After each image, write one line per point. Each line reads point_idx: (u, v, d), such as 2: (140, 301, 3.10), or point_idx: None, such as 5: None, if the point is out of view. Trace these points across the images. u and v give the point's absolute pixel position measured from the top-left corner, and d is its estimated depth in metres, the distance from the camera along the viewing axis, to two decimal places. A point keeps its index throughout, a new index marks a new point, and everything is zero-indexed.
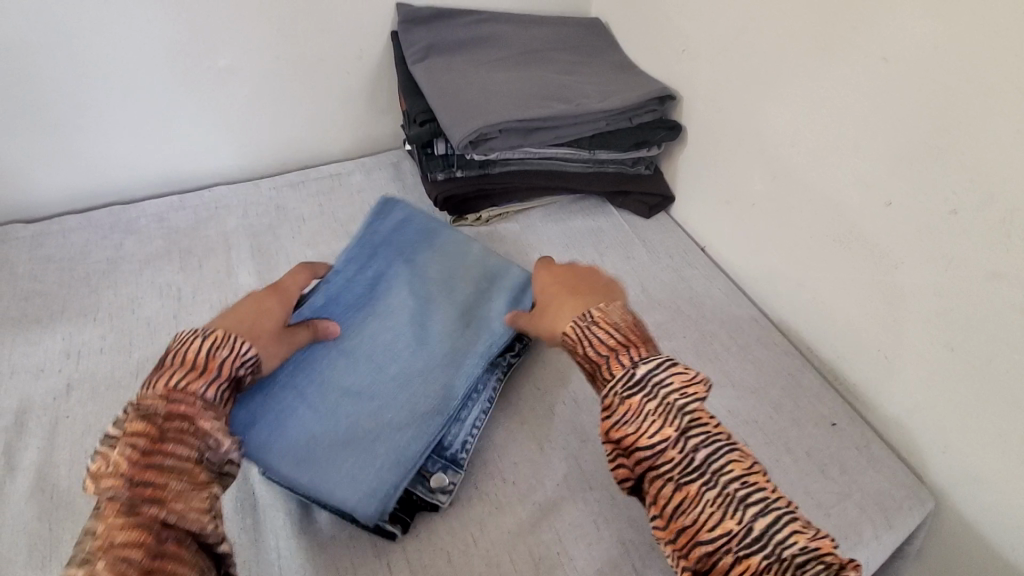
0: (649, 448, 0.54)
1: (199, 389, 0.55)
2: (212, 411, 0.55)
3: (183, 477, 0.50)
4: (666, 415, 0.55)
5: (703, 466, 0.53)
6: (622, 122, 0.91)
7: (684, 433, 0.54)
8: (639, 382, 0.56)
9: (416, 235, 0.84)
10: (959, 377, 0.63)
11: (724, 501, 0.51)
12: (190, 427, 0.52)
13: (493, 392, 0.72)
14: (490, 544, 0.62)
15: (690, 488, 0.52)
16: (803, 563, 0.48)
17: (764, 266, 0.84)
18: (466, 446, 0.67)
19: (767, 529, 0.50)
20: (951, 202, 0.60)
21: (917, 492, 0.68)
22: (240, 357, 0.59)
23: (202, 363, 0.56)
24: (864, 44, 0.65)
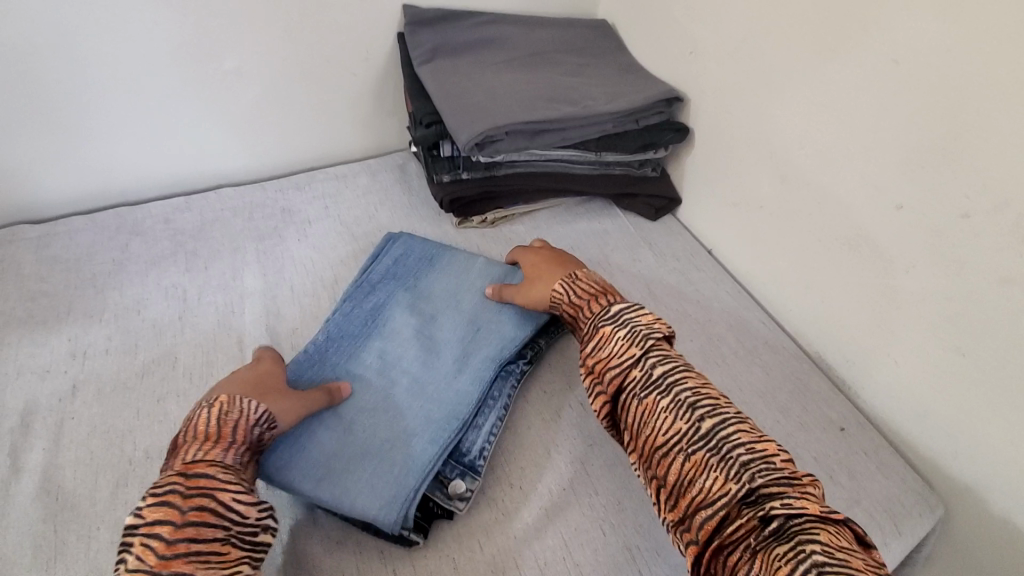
0: (619, 366, 0.61)
1: (217, 458, 0.55)
2: (233, 480, 0.54)
3: (208, 557, 0.49)
4: (633, 337, 0.62)
5: (661, 379, 0.59)
6: (629, 124, 0.91)
7: (647, 353, 0.61)
8: (612, 316, 0.65)
9: (415, 263, 0.84)
10: (970, 383, 0.63)
11: (678, 407, 0.57)
12: (211, 502, 0.52)
13: (507, 401, 0.72)
14: (496, 549, 0.62)
15: (649, 400, 0.59)
16: (748, 461, 0.52)
17: (771, 269, 0.84)
18: (485, 452, 0.67)
19: (715, 428, 0.55)
20: (963, 206, 0.60)
21: (926, 498, 0.67)
22: (252, 416, 0.60)
23: (217, 432, 0.57)
24: (875, 46, 0.64)
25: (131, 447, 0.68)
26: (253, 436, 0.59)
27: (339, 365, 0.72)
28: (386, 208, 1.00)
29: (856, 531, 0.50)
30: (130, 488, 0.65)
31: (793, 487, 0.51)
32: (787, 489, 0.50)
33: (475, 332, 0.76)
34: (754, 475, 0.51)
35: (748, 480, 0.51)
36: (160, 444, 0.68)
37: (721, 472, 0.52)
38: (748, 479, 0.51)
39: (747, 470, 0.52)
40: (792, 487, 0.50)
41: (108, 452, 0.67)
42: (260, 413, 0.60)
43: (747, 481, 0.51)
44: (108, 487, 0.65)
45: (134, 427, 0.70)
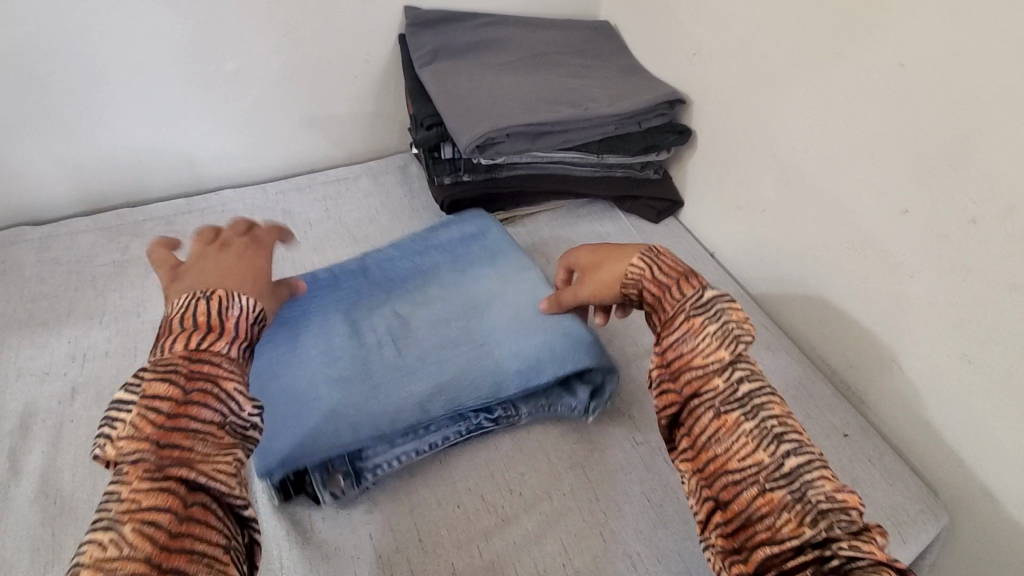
0: (700, 368, 0.52)
1: (219, 351, 0.48)
2: (236, 372, 0.49)
3: (208, 436, 0.45)
4: (723, 339, 0.52)
5: (747, 397, 0.50)
6: (630, 126, 0.91)
7: (736, 362, 0.52)
8: (703, 305, 0.55)
9: (478, 250, 0.84)
10: (976, 390, 0.62)
11: (761, 435, 0.48)
12: (213, 388, 0.46)
13: (449, 439, 0.68)
14: (495, 556, 0.61)
15: (729, 417, 0.50)
16: (828, 509, 0.44)
17: (775, 273, 0.83)
18: (377, 470, 0.65)
19: (799, 471, 0.46)
20: (970, 212, 0.59)
21: (931, 506, 0.66)
22: (253, 313, 0.53)
23: (218, 324, 0.50)
24: (880, 48, 0.64)
25: None
26: (253, 331, 0.53)
27: (358, 299, 0.76)
28: (387, 210, 0.99)
29: None
30: None
31: (875, 542, 0.43)
32: (868, 547, 0.43)
33: (472, 352, 0.71)
34: (833, 527, 0.43)
35: (827, 537, 0.43)
36: None
37: (795, 516, 0.44)
38: (826, 530, 0.43)
39: (829, 523, 0.44)
40: (876, 544, 0.43)
41: None
42: (263, 310, 0.54)
43: (824, 532, 0.43)
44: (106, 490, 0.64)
45: None
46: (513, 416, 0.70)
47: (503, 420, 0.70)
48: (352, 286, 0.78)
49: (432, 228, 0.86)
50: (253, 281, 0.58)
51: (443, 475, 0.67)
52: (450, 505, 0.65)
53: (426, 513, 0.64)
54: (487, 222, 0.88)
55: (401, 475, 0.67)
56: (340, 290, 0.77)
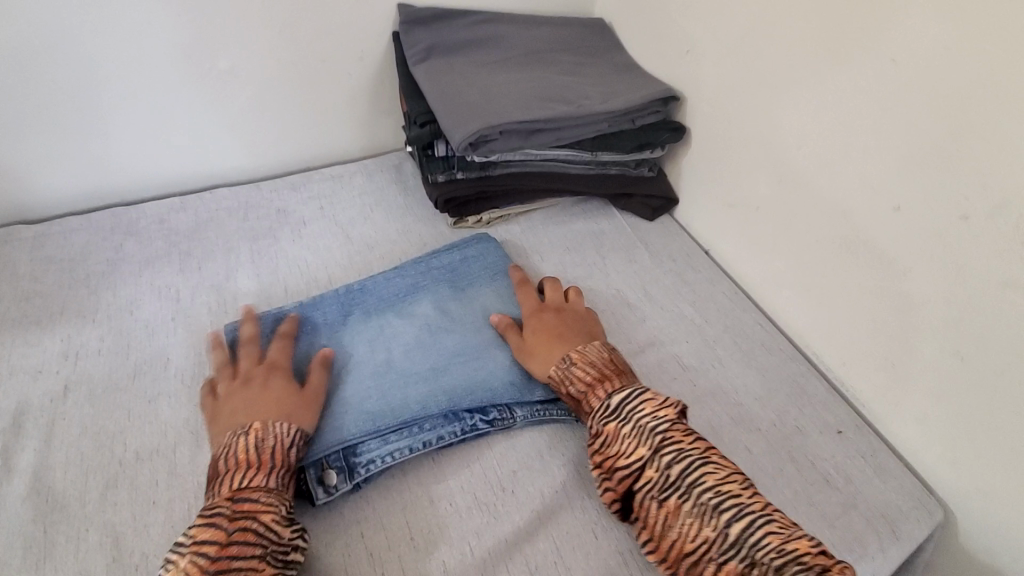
0: (629, 466, 0.60)
1: (262, 485, 0.56)
2: (276, 503, 0.56)
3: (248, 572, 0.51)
4: (640, 436, 0.61)
5: (677, 480, 0.58)
6: (624, 123, 0.90)
7: (658, 451, 0.60)
8: (612, 410, 0.63)
9: (478, 270, 0.85)
10: (969, 387, 0.62)
11: (699, 512, 0.56)
12: (254, 525, 0.53)
13: (444, 439, 0.67)
14: (487, 553, 0.61)
15: (670, 502, 0.57)
16: (782, 563, 0.51)
17: (768, 270, 0.83)
18: (370, 465, 0.64)
19: (743, 533, 0.54)
20: (962, 208, 0.59)
21: (924, 503, 0.66)
22: (289, 438, 0.61)
23: (257, 459, 0.58)
24: (871, 45, 0.63)
25: (122, 448, 0.68)
26: (293, 458, 0.60)
27: (349, 312, 0.78)
28: (381, 208, 0.99)
29: None
30: (119, 489, 0.64)
31: None
32: None
33: (469, 361, 0.73)
34: None
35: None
36: (150, 445, 0.68)
37: None
38: None
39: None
40: None
41: (99, 453, 0.67)
42: (295, 433, 0.61)
43: None
44: (98, 488, 0.64)
45: (125, 428, 0.69)
46: (508, 420, 0.70)
47: (499, 423, 0.70)
48: (343, 300, 0.79)
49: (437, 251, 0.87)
50: (285, 406, 0.63)
51: (435, 472, 0.67)
52: (443, 503, 0.64)
53: (418, 510, 0.64)
54: (491, 243, 0.89)
55: (393, 473, 0.67)
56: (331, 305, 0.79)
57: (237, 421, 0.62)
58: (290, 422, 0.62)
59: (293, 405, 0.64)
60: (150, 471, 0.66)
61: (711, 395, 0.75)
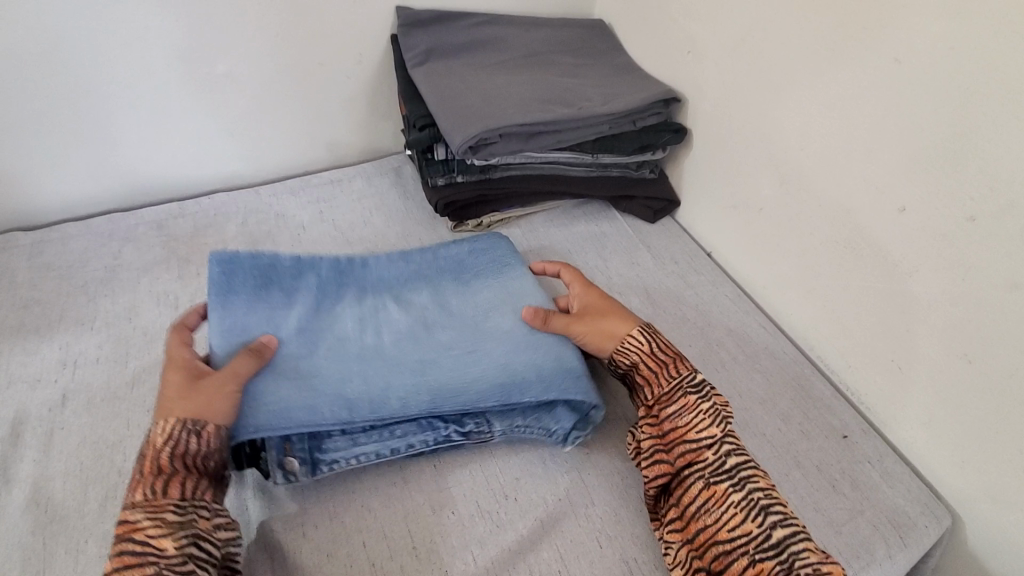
0: (693, 442, 0.62)
1: (132, 501, 0.54)
2: (152, 513, 0.53)
3: None
4: (716, 417, 0.63)
5: (734, 470, 0.60)
6: (625, 125, 0.89)
7: (724, 438, 0.62)
8: (697, 386, 0.65)
9: (483, 265, 0.83)
10: (976, 390, 0.61)
11: (749, 506, 0.57)
12: (130, 546, 0.51)
13: (413, 446, 0.66)
14: (490, 563, 0.60)
15: (719, 488, 0.59)
16: None
17: (771, 272, 0.82)
18: (333, 463, 0.64)
19: (783, 540, 0.55)
20: (967, 209, 0.58)
21: (932, 508, 0.66)
22: (161, 438, 0.56)
23: (136, 475, 0.55)
24: (877, 45, 0.63)
25: (121, 457, 0.67)
26: (178, 457, 0.56)
27: (345, 289, 0.78)
28: (381, 212, 0.99)
29: None
30: (118, 500, 0.64)
31: None
32: None
33: (462, 359, 0.70)
34: None
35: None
36: None
37: None
38: None
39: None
40: None
41: (98, 462, 0.66)
42: (174, 429, 0.57)
43: None
44: (97, 498, 0.64)
45: (124, 437, 0.69)
46: (486, 432, 0.68)
47: (475, 435, 0.67)
48: (344, 279, 0.79)
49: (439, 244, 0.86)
50: (172, 404, 0.59)
51: (437, 479, 0.66)
52: (445, 511, 0.64)
53: (420, 518, 0.63)
54: (497, 239, 0.87)
55: (395, 481, 0.66)
56: (329, 281, 0.78)
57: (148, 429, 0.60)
58: (172, 418, 0.57)
59: (188, 399, 0.59)
60: None
61: None
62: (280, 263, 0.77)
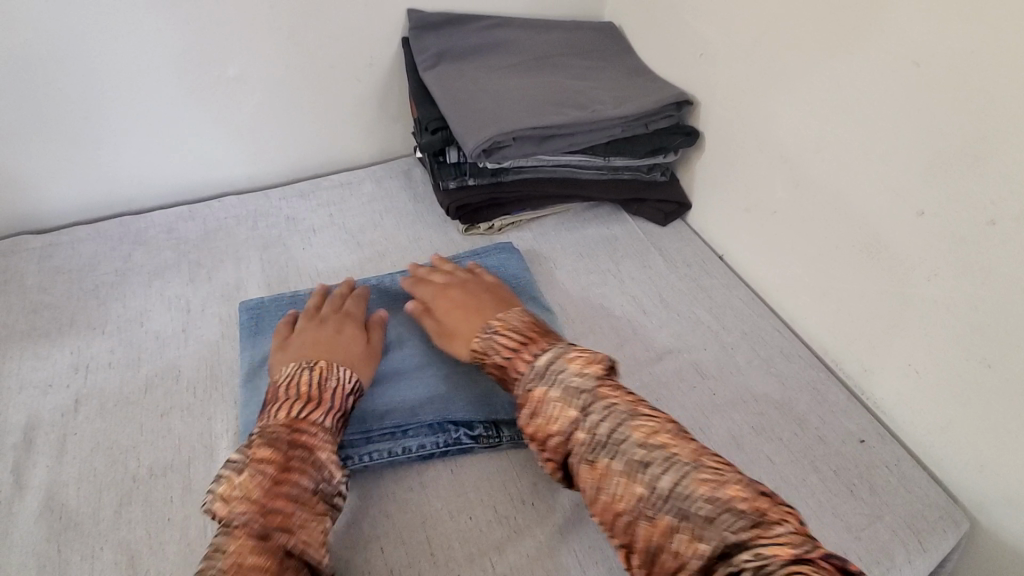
0: (560, 430, 0.56)
1: (314, 420, 0.58)
2: (329, 441, 0.58)
3: (314, 461, 0.55)
4: (568, 395, 0.56)
5: (606, 438, 0.53)
6: (638, 127, 0.89)
7: (586, 411, 0.55)
8: (540, 371, 0.59)
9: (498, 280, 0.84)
10: (996, 395, 0.61)
11: (631, 466, 0.51)
12: (313, 422, 0.58)
13: (425, 448, 0.67)
14: (509, 569, 0.60)
15: (600, 463, 0.53)
16: (712, 516, 0.47)
17: (785, 276, 0.82)
18: (347, 460, 0.65)
19: (672, 485, 0.49)
20: (989, 213, 0.58)
21: (950, 512, 0.65)
22: (347, 384, 0.63)
23: (316, 396, 0.60)
24: (895, 49, 0.62)
25: (135, 462, 0.67)
26: (348, 405, 0.62)
27: (362, 306, 0.79)
28: (391, 215, 0.98)
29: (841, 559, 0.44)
30: (134, 506, 0.63)
31: (764, 531, 0.45)
32: (754, 536, 0.45)
33: (471, 371, 0.72)
34: (725, 531, 0.46)
35: (716, 539, 0.46)
36: (163, 459, 0.67)
37: (688, 532, 0.47)
38: (718, 538, 0.46)
39: (722, 531, 0.46)
40: (765, 532, 0.45)
41: (112, 468, 0.66)
42: (353, 381, 0.64)
43: (716, 540, 0.46)
44: (112, 504, 0.63)
45: (138, 443, 0.68)
46: (495, 439, 0.69)
47: (484, 440, 0.68)
48: (361, 296, 0.80)
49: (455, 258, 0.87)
50: (356, 358, 0.67)
51: (454, 483, 0.66)
52: (462, 515, 0.63)
53: (437, 523, 0.63)
54: (512, 253, 0.88)
55: (411, 486, 0.66)
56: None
57: (303, 355, 0.65)
58: (353, 371, 0.65)
59: (359, 355, 0.68)
60: (164, 488, 0.65)
61: (731, 404, 0.74)
62: (301, 297, 0.80)
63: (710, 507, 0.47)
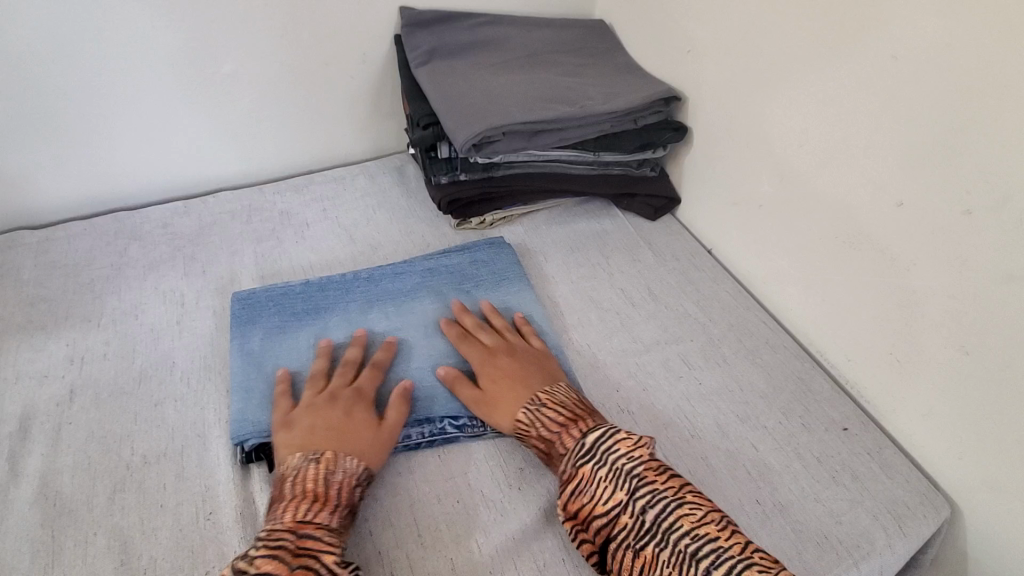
0: (603, 514, 0.58)
1: (321, 519, 0.56)
2: (336, 544, 0.55)
3: (318, 567, 0.53)
4: (616, 480, 0.59)
5: (654, 527, 0.56)
6: (627, 123, 0.90)
7: (633, 496, 0.58)
8: (587, 451, 0.61)
9: (486, 273, 0.85)
10: (974, 381, 0.62)
11: (680, 560, 0.54)
12: (316, 526, 0.55)
13: (410, 438, 0.68)
14: (493, 551, 0.61)
15: (647, 551, 0.55)
16: None
17: (772, 269, 0.83)
18: None
19: None
20: (965, 203, 0.59)
21: (931, 499, 0.66)
22: (354, 475, 0.60)
23: (323, 492, 0.58)
24: (875, 45, 0.63)
25: (128, 450, 0.68)
26: (355, 498, 0.59)
27: (351, 298, 0.80)
28: (385, 210, 0.99)
29: None
30: (127, 492, 0.64)
31: None
32: None
33: (460, 365, 0.73)
34: None
35: None
36: (157, 447, 0.68)
37: None
38: None
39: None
40: None
41: (106, 455, 0.67)
42: (361, 472, 0.61)
43: None
44: (106, 490, 0.64)
45: (132, 432, 0.69)
46: (479, 428, 0.70)
47: (469, 429, 0.69)
48: (351, 289, 0.81)
49: (446, 252, 0.88)
50: (358, 446, 0.62)
51: (442, 470, 0.67)
52: (450, 500, 0.64)
53: (425, 509, 0.64)
54: (502, 247, 0.89)
55: (400, 472, 0.67)
56: (337, 290, 0.81)
57: (309, 444, 0.61)
58: (360, 459, 0.61)
59: (364, 441, 0.63)
60: (157, 475, 0.66)
61: (716, 393, 0.75)
62: (292, 290, 0.80)
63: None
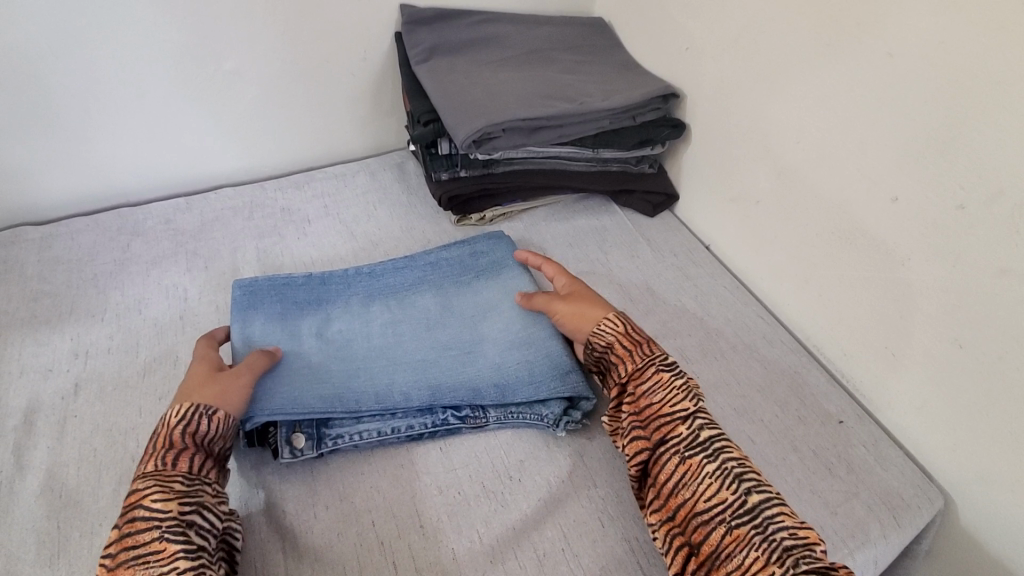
0: (668, 416, 0.63)
1: (144, 472, 0.56)
2: (157, 484, 0.55)
3: (142, 512, 0.53)
4: (688, 391, 0.64)
5: (707, 442, 0.60)
6: (626, 120, 0.91)
7: (697, 412, 0.63)
8: (670, 363, 0.67)
9: (487, 263, 0.85)
10: (967, 374, 0.63)
11: (722, 475, 0.58)
12: (138, 480, 0.55)
13: (413, 429, 0.69)
14: (494, 541, 0.62)
15: (693, 461, 0.60)
16: (792, 544, 0.53)
17: (768, 264, 0.84)
18: (338, 439, 0.67)
19: (758, 506, 0.56)
20: (959, 198, 0.60)
21: (925, 490, 0.67)
22: (175, 417, 0.59)
23: (149, 450, 0.58)
24: (871, 41, 0.64)
25: (133, 443, 0.68)
26: (183, 433, 0.59)
27: (353, 292, 0.81)
28: (385, 207, 1.00)
29: (829, 564, 0.52)
30: None
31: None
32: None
33: (461, 357, 0.74)
34: (797, 558, 0.52)
35: (789, 564, 0.52)
36: None
37: (760, 552, 0.53)
38: (791, 562, 0.52)
39: (790, 556, 0.53)
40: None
41: (111, 448, 0.68)
42: (183, 410, 0.60)
43: (788, 563, 0.52)
44: (111, 483, 0.65)
45: (137, 424, 0.70)
46: (481, 419, 0.70)
47: (471, 421, 0.70)
48: (353, 284, 0.82)
49: (449, 243, 0.88)
50: (190, 395, 0.62)
51: (443, 463, 0.68)
52: (451, 492, 0.65)
53: (427, 500, 0.64)
54: (501, 238, 0.89)
55: (402, 464, 0.67)
56: (340, 285, 0.82)
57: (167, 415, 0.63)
58: (186, 402, 0.61)
59: (203, 388, 0.62)
60: None
61: (714, 387, 0.76)
62: (295, 281, 0.81)
63: (787, 537, 0.53)
